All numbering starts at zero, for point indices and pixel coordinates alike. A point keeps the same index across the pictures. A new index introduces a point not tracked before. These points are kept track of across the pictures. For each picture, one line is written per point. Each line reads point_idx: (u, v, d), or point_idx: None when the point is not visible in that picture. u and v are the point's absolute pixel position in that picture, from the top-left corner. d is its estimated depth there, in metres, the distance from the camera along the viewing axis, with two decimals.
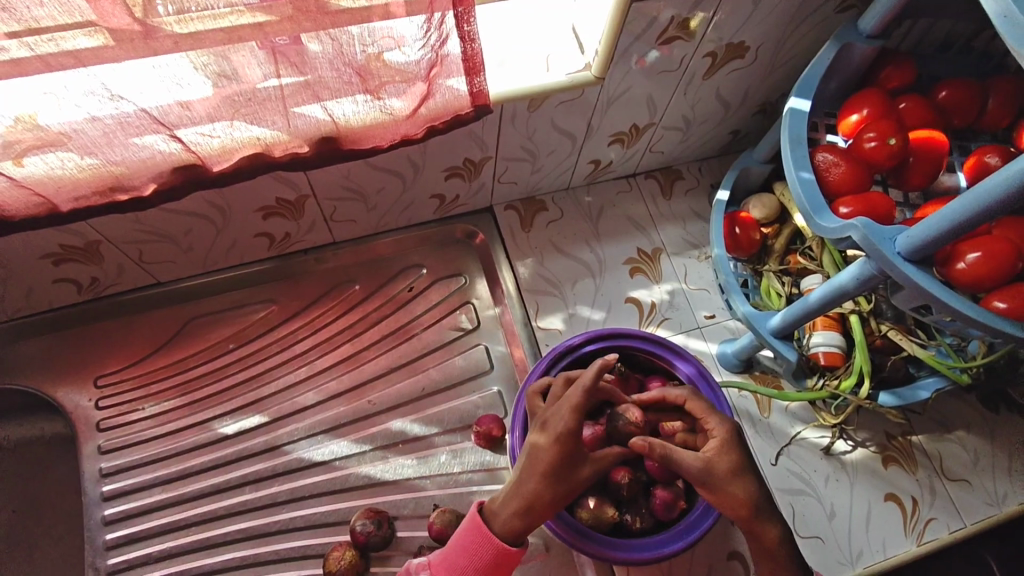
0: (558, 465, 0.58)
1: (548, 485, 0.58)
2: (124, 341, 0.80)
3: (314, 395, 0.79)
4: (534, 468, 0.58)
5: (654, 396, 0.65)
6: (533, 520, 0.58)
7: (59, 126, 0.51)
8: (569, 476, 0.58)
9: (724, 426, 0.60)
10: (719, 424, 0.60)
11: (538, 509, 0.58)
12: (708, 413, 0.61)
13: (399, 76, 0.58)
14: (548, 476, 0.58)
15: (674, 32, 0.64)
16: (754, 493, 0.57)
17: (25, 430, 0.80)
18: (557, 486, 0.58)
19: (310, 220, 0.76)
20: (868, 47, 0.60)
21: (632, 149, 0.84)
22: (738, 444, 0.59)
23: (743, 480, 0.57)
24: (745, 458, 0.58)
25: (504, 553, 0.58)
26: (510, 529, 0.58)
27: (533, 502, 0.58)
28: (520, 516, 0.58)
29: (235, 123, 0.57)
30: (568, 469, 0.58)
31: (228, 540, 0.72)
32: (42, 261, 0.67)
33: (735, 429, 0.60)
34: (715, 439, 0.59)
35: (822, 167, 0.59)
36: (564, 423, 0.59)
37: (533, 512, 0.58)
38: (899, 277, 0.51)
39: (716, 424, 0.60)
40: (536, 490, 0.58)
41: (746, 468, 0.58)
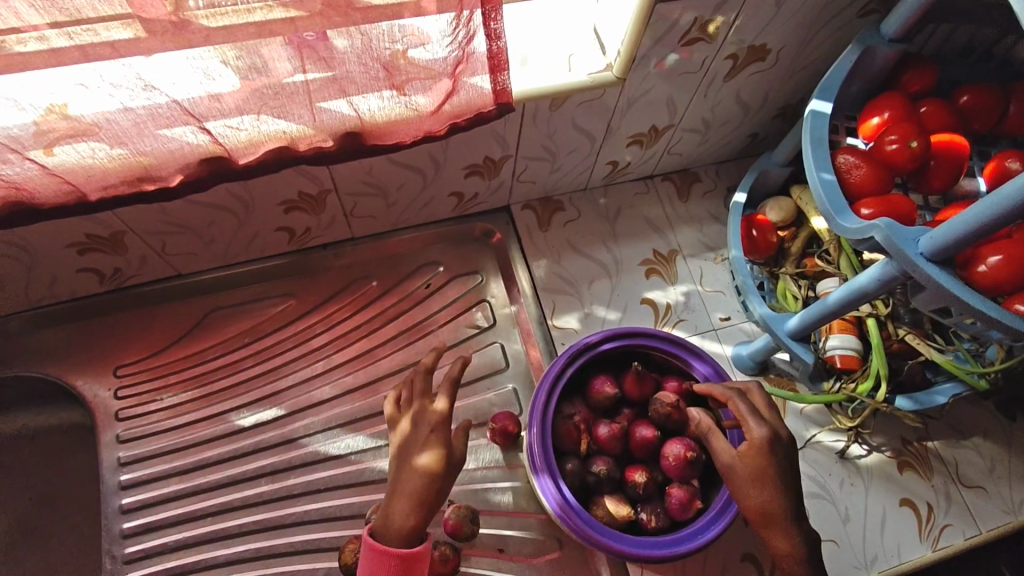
0: (437, 456, 0.57)
1: (429, 478, 0.56)
2: (143, 332, 0.80)
3: (330, 389, 0.80)
4: (411, 465, 0.57)
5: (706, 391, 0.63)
6: (428, 515, 0.56)
7: (92, 116, 0.52)
8: (445, 463, 0.58)
9: (763, 433, 0.56)
10: (757, 430, 0.57)
11: (428, 505, 0.56)
12: (747, 417, 0.58)
13: (424, 73, 0.58)
14: (428, 470, 0.56)
15: (695, 34, 0.65)
16: (768, 500, 0.55)
17: (44, 419, 0.81)
18: (438, 478, 0.57)
19: (330, 215, 0.77)
20: (890, 50, 0.61)
21: (650, 151, 0.85)
22: (772, 453, 0.56)
23: (764, 488, 0.55)
24: (768, 468, 0.56)
25: (408, 557, 0.55)
26: (410, 526, 0.55)
27: (424, 499, 0.56)
28: (413, 519, 0.56)
29: (263, 116, 0.58)
30: (443, 455, 0.58)
31: (243, 531, 0.72)
32: (67, 250, 0.67)
33: (772, 437, 0.57)
34: (747, 443, 0.57)
35: (843, 168, 0.60)
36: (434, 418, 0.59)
37: (426, 508, 0.56)
38: (922, 278, 0.51)
39: (753, 428, 0.57)
40: (423, 486, 0.56)
41: (772, 476, 0.55)
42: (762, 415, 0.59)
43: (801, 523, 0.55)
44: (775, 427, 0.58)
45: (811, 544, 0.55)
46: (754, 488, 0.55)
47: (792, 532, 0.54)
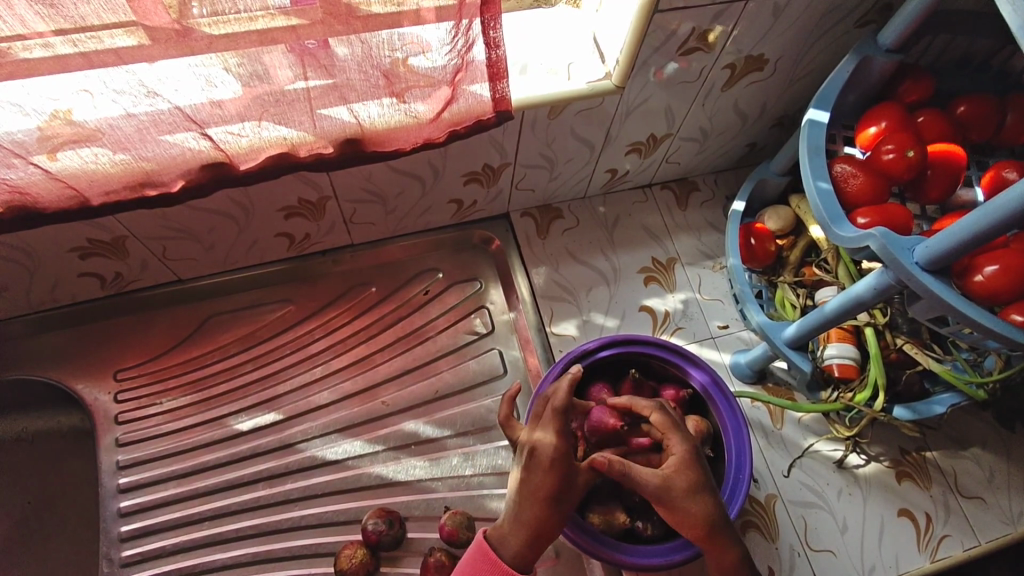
0: (555, 490, 0.54)
1: (548, 509, 0.54)
2: (144, 336, 0.81)
3: (328, 394, 0.80)
4: (529, 495, 0.55)
5: (621, 403, 0.61)
6: (543, 543, 0.55)
7: (95, 122, 0.53)
8: (566, 497, 0.55)
9: (687, 447, 0.56)
10: (679, 443, 0.56)
11: (545, 537, 0.55)
12: (668, 429, 0.57)
13: (424, 81, 0.59)
14: (545, 502, 0.54)
15: (693, 44, 0.65)
16: (710, 513, 0.53)
17: (44, 422, 0.82)
18: (555, 510, 0.55)
19: (330, 222, 0.78)
20: (887, 61, 0.61)
21: (649, 159, 0.85)
22: (698, 465, 0.55)
23: (694, 507, 0.53)
24: (701, 480, 0.54)
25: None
26: (521, 556, 0.55)
27: (539, 533, 0.55)
28: (530, 546, 0.55)
29: (263, 123, 0.58)
30: (565, 490, 0.55)
31: (240, 535, 0.72)
32: (69, 254, 0.68)
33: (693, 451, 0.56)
34: (673, 459, 0.55)
35: (840, 177, 0.60)
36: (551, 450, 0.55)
37: (542, 539, 0.55)
38: (918, 287, 0.51)
39: (674, 443, 0.55)
40: (536, 518, 0.55)
41: (703, 489, 0.54)
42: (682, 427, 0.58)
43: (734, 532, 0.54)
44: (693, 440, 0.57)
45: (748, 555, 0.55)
46: (688, 507, 0.53)
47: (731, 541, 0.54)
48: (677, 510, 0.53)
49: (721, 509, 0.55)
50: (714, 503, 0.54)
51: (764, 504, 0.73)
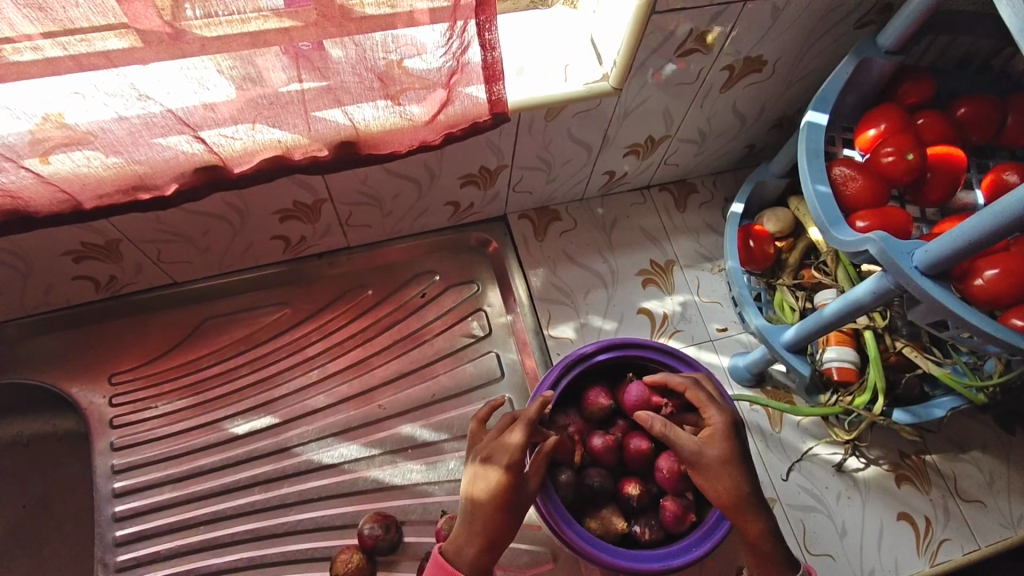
0: (506, 497, 0.56)
1: (498, 516, 0.56)
2: (139, 339, 0.80)
3: (324, 397, 0.80)
4: (480, 504, 0.56)
5: (656, 380, 0.65)
6: (497, 551, 0.57)
7: (87, 125, 0.52)
8: (516, 504, 0.57)
9: (724, 418, 0.60)
10: (716, 415, 0.60)
11: (498, 542, 0.56)
12: (707, 403, 0.61)
13: (419, 83, 0.59)
14: (496, 508, 0.56)
15: (692, 45, 0.65)
16: (741, 482, 0.57)
17: (40, 426, 0.82)
18: (506, 517, 0.56)
19: (326, 224, 0.77)
20: (887, 62, 0.61)
21: (647, 160, 0.85)
22: (732, 438, 0.59)
23: (727, 475, 0.58)
24: (736, 451, 0.58)
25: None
26: (477, 563, 0.55)
27: (492, 537, 0.56)
28: (484, 554, 0.56)
29: (258, 126, 0.58)
30: (515, 497, 0.57)
31: (236, 539, 0.72)
32: (63, 258, 0.67)
33: (730, 423, 0.60)
34: (709, 429, 0.59)
35: (839, 180, 0.59)
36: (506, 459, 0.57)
37: (494, 546, 0.56)
38: (918, 291, 0.51)
39: (714, 414, 0.59)
40: (491, 523, 0.56)
41: (736, 460, 0.58)
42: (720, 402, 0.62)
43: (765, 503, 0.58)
44: (733, 413, 0.61)
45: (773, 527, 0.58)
46: (720, 475, 0.58)
47: (759, 512, 0.57)
48: (711, 476, 0.58)
49: (752, 480, 0.58)
50: (747, 474, 0.58)
51: None
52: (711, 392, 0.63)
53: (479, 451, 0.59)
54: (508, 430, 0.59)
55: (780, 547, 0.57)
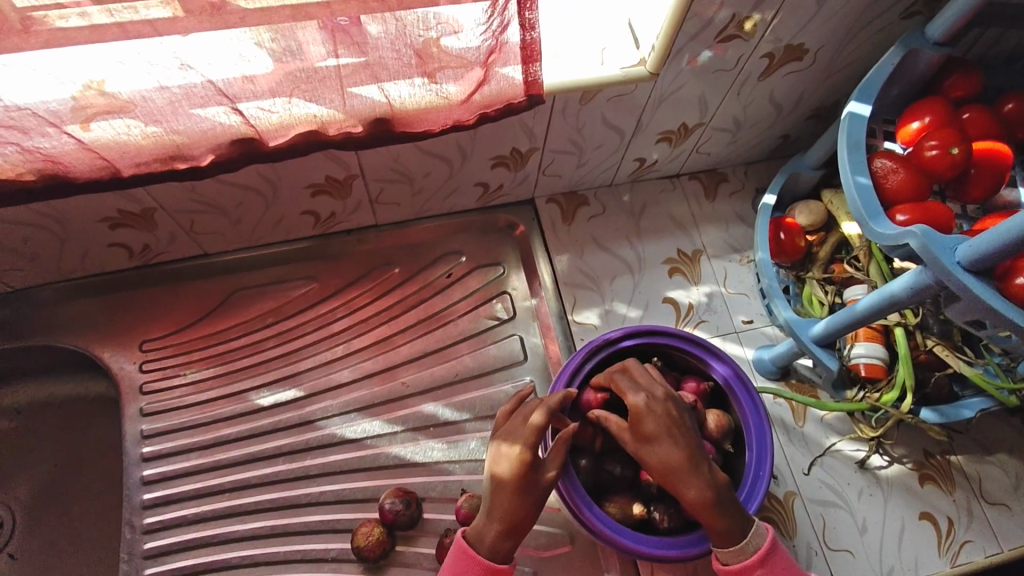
0: (518, 483, 0.56)
1: (513, 504, 0.56)
2: (170, 308, 0.82)
3: (349, 372, 0.81)
4: (497, 489, 0.58)
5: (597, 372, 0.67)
6: (518, 537, 0.58)
7: (129, 94, 0.53)
8: (532, 490, 0.57)
9: (641, 398, 0.59)
10: (633, 396, 0.59)
11: (518, 529, 0.57)
12: (625, 387, 0.61)
13: (456, 62, 0.58)
14: (511, 496, 0.56)
15: (732, 31, 0.64)
16: (670, 458, 0.57)
17: (72, 388, 0.84)
18: (521, 502, 0.57)
19: (356, 200, 0.77)
20: (934, 54, 0.59)
21: (678, 148, 0.84)
22: (655, 415, 0.58)
23: (652, 453, 0.57)
24: (660, 428, 0.58)
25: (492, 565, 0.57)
26: (497, 548, 0.57)
27: (511, 524, 0.57)
28: (503, 539, 0.57)
29: (294, 100, 0.58)
30: (529, 482, 0.57)
31: (259, 508, 0.73)
32: (100, 224, 0.69)
33: (648, 403, 0.59)
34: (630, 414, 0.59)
35: (879, 172, 0.58)
36: (517, 444, 0.58)
37: (514, 532, 0.57)
38: (959, 288, 0.49)
39: (630, 396, 0.59)
40: (507, 511, 0.57)
41: (659, 437, 0.57)
42: (640, 382, 0.61)
43: (699, 473, 0.57)
44: (653, 391, 0.60)
45: (715, 493, 0.56)
46: (649, 453, 0.58)
47: (692, 482, 0.56)
48: (641, 456, 0.58)
49: (685, 453, 0.57)
50: (674, 450, 0.57)
51: (782, 500, 0.73)
52: (637, 373, 0.62)
53: (497, 436, 0.60)
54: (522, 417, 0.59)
55: (723, 515, 0.57)
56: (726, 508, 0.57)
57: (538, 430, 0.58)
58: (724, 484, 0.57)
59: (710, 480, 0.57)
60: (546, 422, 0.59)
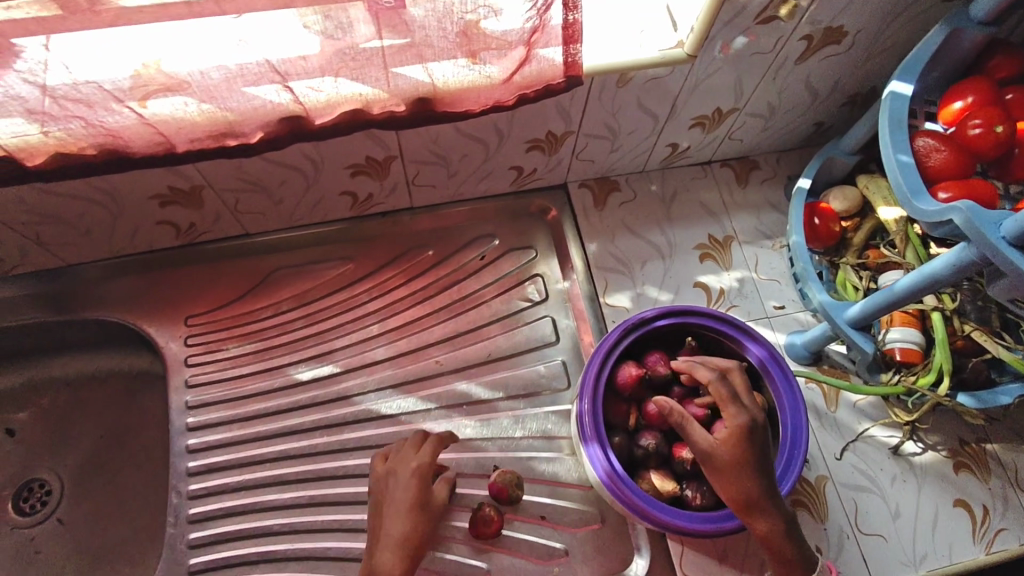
0: (415, 499, 0.62)
1: (411, 526, 0.60)
2: (211, 286, 0.84)
3: (384, 350, 0.82)
4: (395, 509, 0.62)
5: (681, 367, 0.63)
6: (416, 560, 0.60)
7: (186, 73, 0.55)
8: (425, 508, 0.62)
9: (744, 420, 0.57)
10: (735, 416, 0.58)
11: (416, 553, 0.60)
12: (726, 401, 0.59)
13: (498, 43, 0.60)
14: (408, 519, 0.61)
15: (772, 12, 0.64)
16: (753, 486, 0.56)
17: (117, 362, 0.87)
18: (418, 520, 0.61)
19: (393, 182, 0.79)
20: (978, 33, 0.59)
21: (712, 134, 0.84)
22: (751, 440, 0.57)
23: (739, 477, 0.56)
24: (752, 454, 0.57)
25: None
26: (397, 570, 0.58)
27: (409, 545, 0.60)
28: (403, 564, 0.59)
29: (340, 79, 0.60)
30: (424, 499, 0.63)
31: (297, 478, 0.75)
32: (150, 201, 0.71)
33: (750, 424, 0.57)
34: (726, 430, 0.58)
35: (922, 151, 0.58)
36: (417, 460, 0.66)
37: (412, 555, 0.60)
38: (1003, 263, 0.49)
39: (733, 415, 0.58)
40: (404, 532, 0.60)
41: (747, 463, 0.57)
42: (739, 398, 0.59)
43: (777, 506, 0.57)
44: (753, 414, 0.59)
45: (786, 525, 0.57)
46: (732, 477, 0.57)
47: (768, 514, 0.57)
48: (721, 476, 0.57)
49: (767, 485, 0.57)
50: (758, 480, 0.57)
51: (815, 484, 0.73)
52: (735, 387, 0.60)
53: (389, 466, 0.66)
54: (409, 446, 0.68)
55: (790, 548, 0.57)
56: (795, 542, 0.58)
57: (440, 439, 0.69)
58: (795, 515, 0.58)
59: (784, 514, 0.57)
60: (436, 447, 0.68)
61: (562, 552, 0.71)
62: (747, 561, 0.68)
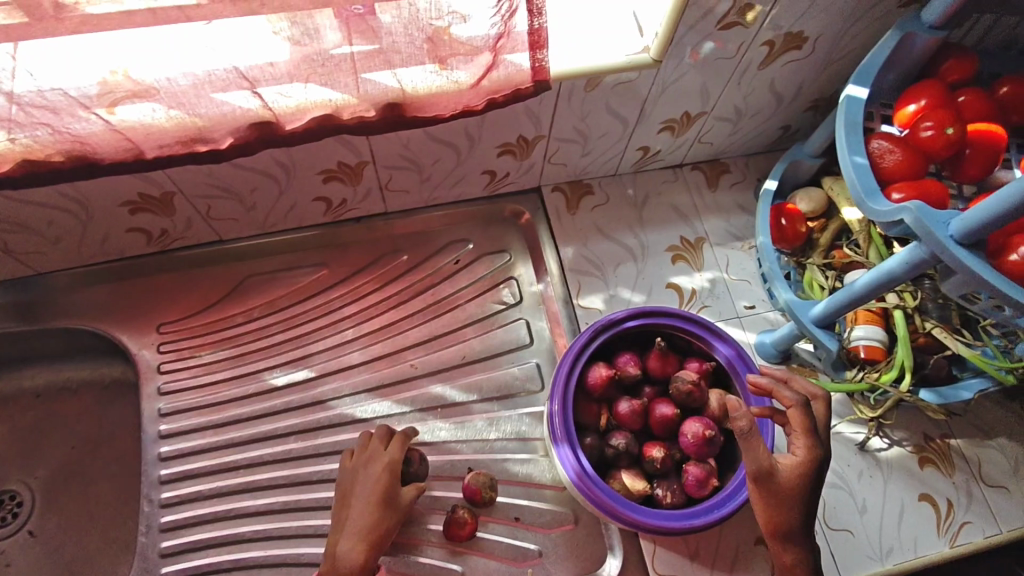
0: (384, 493, 0.65)
1: (376, 516, 0.63)
2: (185, 293, 0.84)
3: (359, 354, 0.83)
4: (362, 501, 0.64)
5: (763, 385, 0.61)
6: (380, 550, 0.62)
7: (154, 81, 0.55)
8: (393, 502, 0.65)
9: (818, 453, 0.57)
10: (808, 447, 0.57)
11: (380, 543, 0.62)
12: (803, 430, 0.57)
13: (465, 49, 0.61)
14: (373, 508, 0.64)
15: (733, 19, 0.66)
16: (797, 518, 0.56)
17: (89, 372, 0.86)
18: (386, 512, 0.64)
19: (366, 187, 0.80)
20: (930, 37, 0.60)
21: (681, 138, 0.86)
22: (816, 476, 0.56)
23: (792, 506, 0.56)
24: (809, 488, 0.56)
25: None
26: (360, 561, 0.60)
27: (374, 535, 0.62)
28: (367, 553, 0.61)
29: (310, 85, 0.60)
30: (393, 494, 0.66)
31: (272, 484, 0.75)
32: (120, 208, 0.71)
33: (820, 459, 0.57)
34: (794, 458, 0.57)
35: (876, 153, 0.60)
36: (388, 458, 0.68)
37: (376, 545, 0.62)
38: (953, 261, 0.51)
39: (808, 444, 0.57)
40: (369, 522, 0.63)
41: (800, 496, 0.56)
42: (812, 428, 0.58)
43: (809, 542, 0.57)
44: (825, 448, 0.58)
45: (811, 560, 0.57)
46: (779, 501, 0.56)
47: (798, 546, 0.56)
48: (768, 498, 0.56)
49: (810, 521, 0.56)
50: (805, 513, 0.56)
51: None
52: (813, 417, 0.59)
53: (356, 463, 0.68)
54: (381, 441, 0.70)
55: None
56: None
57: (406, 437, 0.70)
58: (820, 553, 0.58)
59: (812, 550, 0.57)
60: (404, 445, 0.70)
61: (536, 553, 0.72)
62: (718, 558, 0.69)
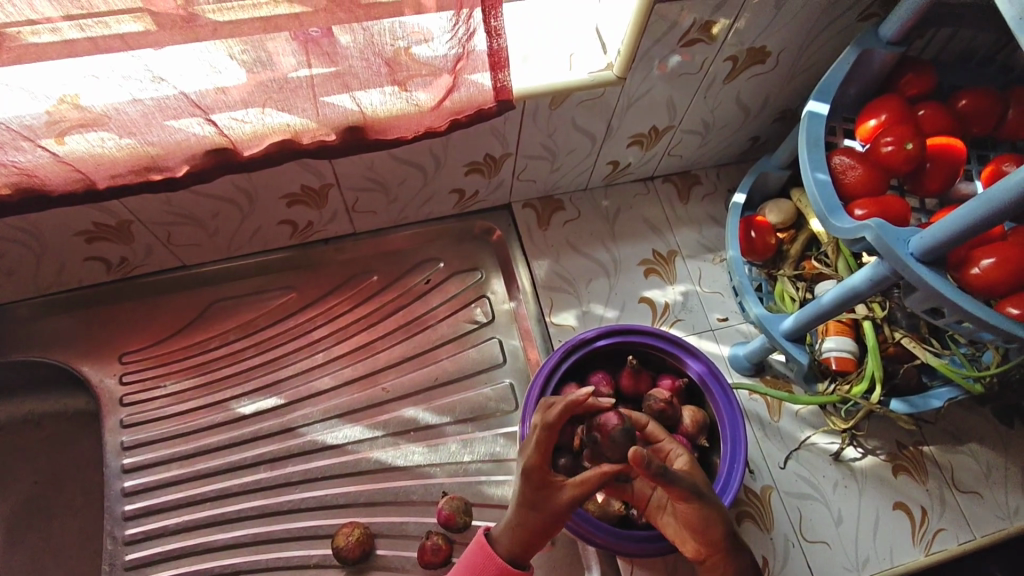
0: (533, 493, 0.53)
1: (523, 512, 0.53)
2: (148, 321, 0.82)
3: (330, 379, 0.81)
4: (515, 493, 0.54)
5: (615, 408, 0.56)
6: (535, 543, 0.54)
7: (102, 107, 0.54)
8: (544, 503, 0.52)
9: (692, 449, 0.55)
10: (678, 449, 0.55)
11: (534, 539, 0.53)
12: (665, 435, 0.56)
13: (426, 69, 0.60)
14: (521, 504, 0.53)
15: (695, 35, 0.65)
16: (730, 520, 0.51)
17: (51, 404, 0.84)
18: (533, 517, 0.53)
19: (332, 209, 0.78)
20: (887, 53, 0.61)
21: (651, 152, 0.86)
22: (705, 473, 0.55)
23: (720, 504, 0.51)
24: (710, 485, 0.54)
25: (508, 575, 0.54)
26: (511, 551, 0.54)
27: (524, 531, 0.53)
28: (519, 544, 0.54)
29: (267, 110, 0.59)
30: (542, 495, 0.52)
31: (241, 516, 0.74)
32: (75, 238, 0.69)
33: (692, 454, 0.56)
34: (686, 460, 0.54)
35: (838, 169, 0.60)
36: (530, 457, 0.53)
37: (530, 539, 0.53)
38: (913, 279, 0.51)
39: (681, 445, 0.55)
40: (520, 516, 0.53)
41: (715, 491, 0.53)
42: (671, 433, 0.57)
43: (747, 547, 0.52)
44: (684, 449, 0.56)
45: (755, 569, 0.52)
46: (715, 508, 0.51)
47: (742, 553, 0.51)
48: (708, 510, 0.50)
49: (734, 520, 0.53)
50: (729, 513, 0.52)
51: (760, 494, 0.74)
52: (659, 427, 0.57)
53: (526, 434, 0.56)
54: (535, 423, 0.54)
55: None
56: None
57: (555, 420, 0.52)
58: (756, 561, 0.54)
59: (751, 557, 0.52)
60: (550, 433, 0.52)
61: None
62: None
